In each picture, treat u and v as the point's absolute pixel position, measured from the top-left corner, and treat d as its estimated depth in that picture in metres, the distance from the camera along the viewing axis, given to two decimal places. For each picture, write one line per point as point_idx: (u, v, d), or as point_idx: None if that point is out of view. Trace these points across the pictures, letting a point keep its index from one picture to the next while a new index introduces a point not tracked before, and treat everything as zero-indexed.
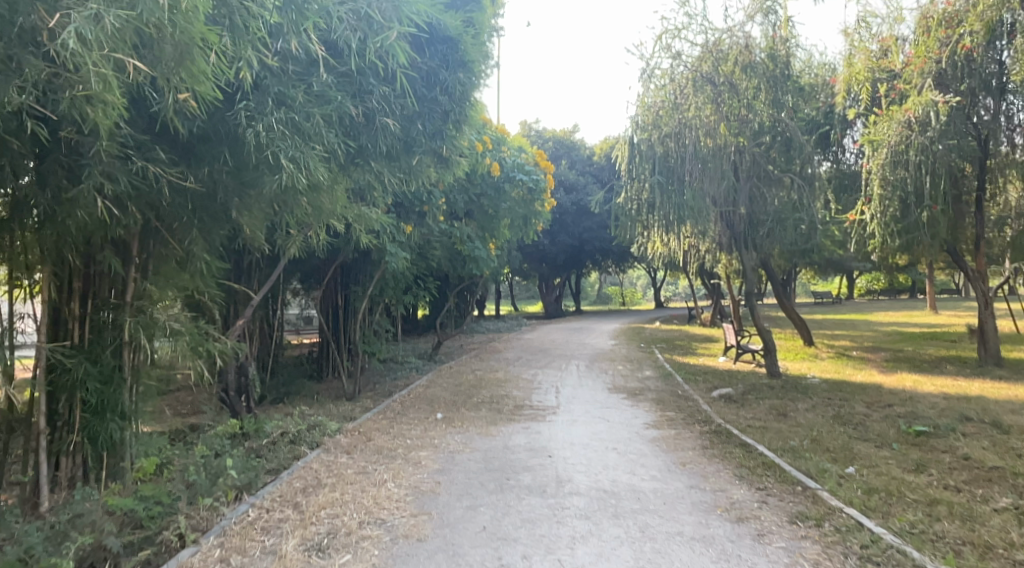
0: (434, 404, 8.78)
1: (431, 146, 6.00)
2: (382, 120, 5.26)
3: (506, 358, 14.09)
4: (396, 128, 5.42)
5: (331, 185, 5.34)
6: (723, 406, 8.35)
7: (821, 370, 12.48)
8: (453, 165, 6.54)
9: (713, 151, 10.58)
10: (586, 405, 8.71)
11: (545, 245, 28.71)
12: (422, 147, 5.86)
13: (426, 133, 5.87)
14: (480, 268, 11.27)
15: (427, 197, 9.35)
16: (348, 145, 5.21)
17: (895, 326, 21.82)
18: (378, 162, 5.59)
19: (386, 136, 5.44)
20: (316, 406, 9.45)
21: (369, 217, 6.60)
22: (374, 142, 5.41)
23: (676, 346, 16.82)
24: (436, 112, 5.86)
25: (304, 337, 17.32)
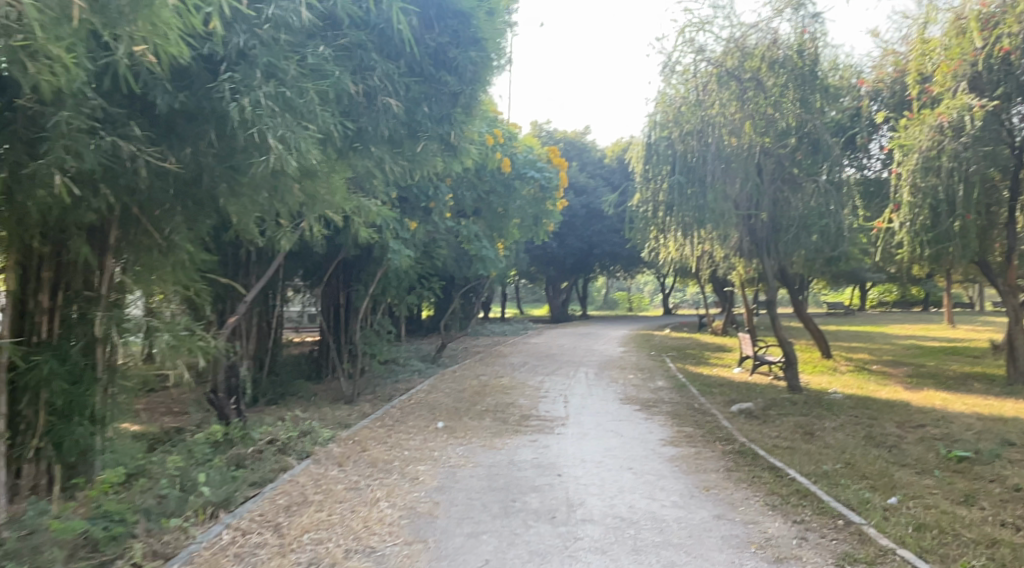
0: (435, 412, 8.26)
1: (438, 132, 5.52)
2: (383, 100, 4.78)
3: (512, 364, 13.57)
4: (399, 110, 4.94)
5: (327, 173, 4.85)
6: (744, 423, 7.80)
7: (842, 385, 11.90)
8: (462, 154, 6.05)
9: (739, 151, 10.08)
10: (597, 416, 8.19)
11: (554, 248, 28.18)
12: (427, 132, 5.38)
13: (433, 116, 5.38)
14: (487, 268, 10.76)
15: (434, 193, 8.86)
16: (346, 126, 4.73)
17: (913, 340, 21.17)
18: (380, 147, 5.11)
19: (388, 118, 4.97)
20: (312, 410, 8.94)
21: (369, 210, 6.12)
22: (375, 124, 4.93)
23: (688, 355, 16.26)
24: (443, 94, 5.37)
25: (304, 335, 16.85)
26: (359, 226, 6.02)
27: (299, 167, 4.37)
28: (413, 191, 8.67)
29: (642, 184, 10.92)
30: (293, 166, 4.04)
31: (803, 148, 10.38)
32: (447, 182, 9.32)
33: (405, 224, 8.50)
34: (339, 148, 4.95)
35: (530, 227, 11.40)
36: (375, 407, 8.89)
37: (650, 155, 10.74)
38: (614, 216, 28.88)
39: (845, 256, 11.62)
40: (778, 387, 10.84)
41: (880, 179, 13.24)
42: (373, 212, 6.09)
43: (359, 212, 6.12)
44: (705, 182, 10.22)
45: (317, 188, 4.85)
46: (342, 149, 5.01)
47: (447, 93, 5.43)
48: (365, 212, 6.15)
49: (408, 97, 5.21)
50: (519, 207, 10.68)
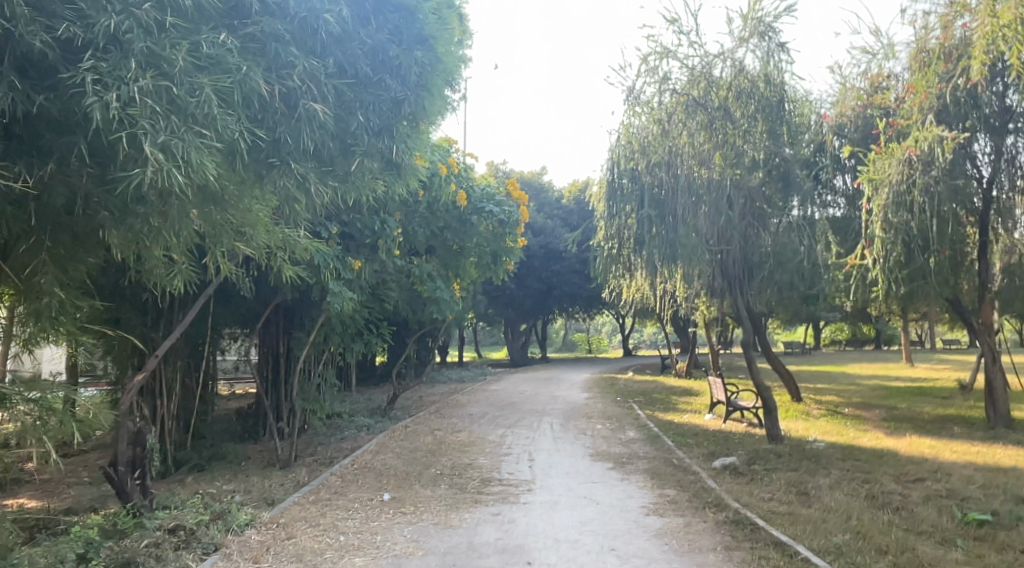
0: (382, 478, 7.19)
1: (377, 145, 4.71)
2: (305, 104, 3.98)
3: (469, 415, 12.53)
4: (326, 117, 4.11)
5: (238, 195, 3.95)
6: (732, 483, 6.94)
7: (821, 431, 11.23)
8: (406, 175, 5.24)
9: (709, 183, 9.47)
10: (567, 478, 7.24)
11: (512, 290, 27.43)
12: (363, 146, 4.59)
13: (369, 127, 4.61)
14: (442, 311, 9.83)
15: (381, 228, 7.93)
16: (258, 136, 3.89)
17: (878, 380, 20.85)
18: (304, 163, 4.26)
19: (314, 129, 4.14)
20: (239, 481, 7.78)
21: (298, 244, 5.20)
22: (297, 136, 4.10)
23: (655, 400, 15.47)
24: (382, 101, 4.65)
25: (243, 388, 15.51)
26: (284, 265, 5.08)
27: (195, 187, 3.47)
28: (354, 225, 7.73)
29: (607, 219, 10.22)
30: (180, 181, 3.13)
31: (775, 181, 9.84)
32: (396, 216, 8.44)
33: (348, 263, 7.52)
34: (252, 165, 4.07)
35: (489, 266, 10.51)
36: (313, 475, 7.78)
37: (615, 188, 10.06)
38: (572, 256, 28.33)
39: (819, 294, 11.06)
40: (756, 437, 10.10)
41: (847, 217, 12.43)
42: (301, 247, 5.17)
43: (285, 247, 5.20)
44: (676, 218, 9.57)
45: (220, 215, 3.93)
46: (257, 167, 4.12)
47: (387, 99, 4.68)
48: (292, 247, 5.24)
49: (338, 104, 4.41)
50: (475, 244, 9.83)
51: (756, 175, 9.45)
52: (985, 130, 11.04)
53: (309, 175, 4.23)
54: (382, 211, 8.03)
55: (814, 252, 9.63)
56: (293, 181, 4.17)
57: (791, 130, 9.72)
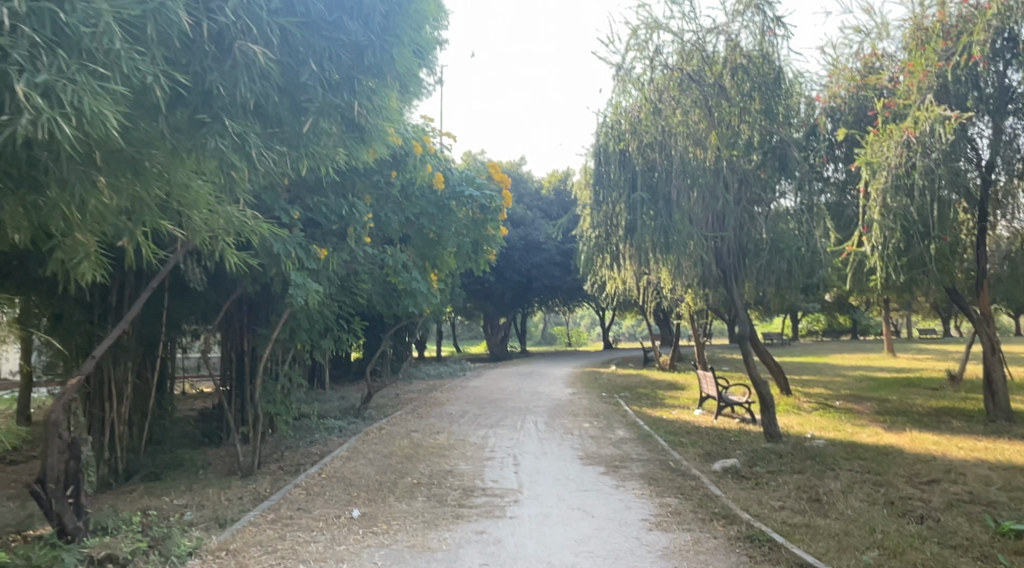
0: (351, 490, 6.49)
1: (332, 101, 4.48)
2: (239, 43, 3.66)
3: (448, 414, 11.82)
4: (267, 59, 3.78)
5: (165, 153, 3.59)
6: (736, 488, 6.39)
7: (818, 427, 10.71)
8: (372, 141, 4.97)
9: (706, 165, 8.77)
10: (557, 486, 6.61)
11: (492, 283, 26.74)
12: (314, 101, 4.34)
13: (321, 75, 4.34)
14: (418, 304, 9.12)
15: (350, 213, 7.15)
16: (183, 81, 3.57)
17: (864, 371, 20.52)
18: (243, 117, 3.92)
19: (252, 77, 3.80)
20: (194, 495, 7.03)
21: (244, 226, 4.59)
22: (231, 86, 3.73)
23: (642, 395, 14.91)
24: (338, 46, 4.42)
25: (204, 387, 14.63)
26: (231, 259, 4.42)
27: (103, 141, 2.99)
28: (318, 210, 6.98)
29: (593, 207, 9.49)
30: (68, 132, 2.67)
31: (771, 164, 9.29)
32: (366, 200, 7.70)
33: (312, 252, 6.79)
34: (179, 120, 3.64)
35: (470, 255, 9.76)
36: (276, 486, 7.06)
37: (602, 175, 9.33)
38: (553, 248, 27.69)
39: (816, 284, 10.52)
40: (753, 435, 9.55)
41: (842, 205, 11.88)
42: (248, 230, 4.56)
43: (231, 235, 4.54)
44: (669, 203, 8.88)
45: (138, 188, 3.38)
46: (185, 123, 3.68)
47: (346, 45, 4.46)
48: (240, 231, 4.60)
49: (284, 50, 4.16)
50: (454, 233, 9.07)
51: (753, 156, 9.00)
52: (986, 111, 10.57)
53: (247, 133, 3.84)
54: (350, 194, 7.28)
55: (813, 238, 9.07)
56: (227, 141, 3.72)
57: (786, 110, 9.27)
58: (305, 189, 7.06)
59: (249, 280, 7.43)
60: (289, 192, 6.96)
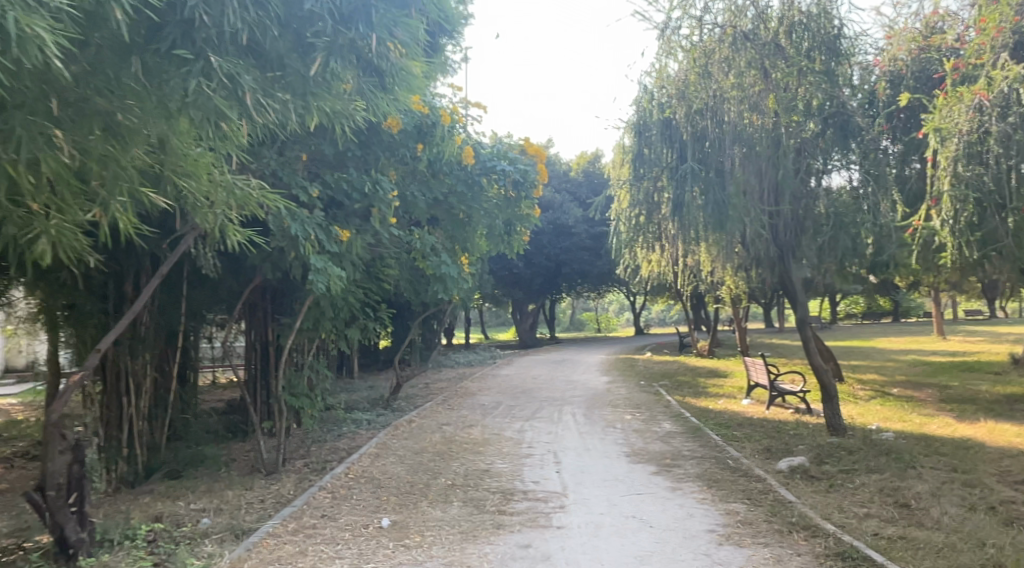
0: (380, 492, 5.93)
1: (346, 36, 3.97)
2: None
3: (480, 405, 11.23)
4: None
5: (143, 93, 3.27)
6: (808, 490, 5.73)
7: (881, 418, 9.90)
8: (397, 86, 4.62)
9: (763, 131, 7.97)
10: (605, 488, 5.97)
11: (520, 269, 26.12)
12: (322, 32, 3.90)
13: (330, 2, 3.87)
14: (448, 290, 8.46)
15: (373, 191, 6.51)
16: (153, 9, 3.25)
17: (915, 355, 19.43)
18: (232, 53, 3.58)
19: (242, 4, 3.47)
20: (212, 498, 6.54)
21: (247, 198, 4.08)
22: (216, 14, 3.39)
23: (683, 383, 14.17)
24: None
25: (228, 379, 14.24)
26: (234, 240, 3.89)
27: (35, 68, 2.67)
28: (338, 187, 6.40)
29: (632, 183, 8.79)
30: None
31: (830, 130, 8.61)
32: (391, 176, 7.02)
33: (333, 234, 6.21)
34: (154, 56, 3.37)
35: (502, 237, 9.12)
36: (299, 487, 6.53)
37: (641, 149, 8.69)
38: (583, 231, 26.94)
39: (878, 263, 9.66)
40: (812, 428, 8.79)
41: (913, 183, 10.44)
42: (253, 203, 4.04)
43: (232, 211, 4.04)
44: (721, 173, 8.15)
45: (97, 139, 3.00)
46: (166, 61, 3.41)
47: None
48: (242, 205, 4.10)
49: None
50: (485, 213, 8.42)
51: (812, 123, 8.18)
52: None
53: (238, 74, 3.45)
54: (375, 171, 6.65)
55: (879, 211, 8.21)
56: (213, 80, 3.36)
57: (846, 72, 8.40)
58: (323, 163, 6.49)
59: (266, 265, 6.88)
60: (307, 169, 6.38)
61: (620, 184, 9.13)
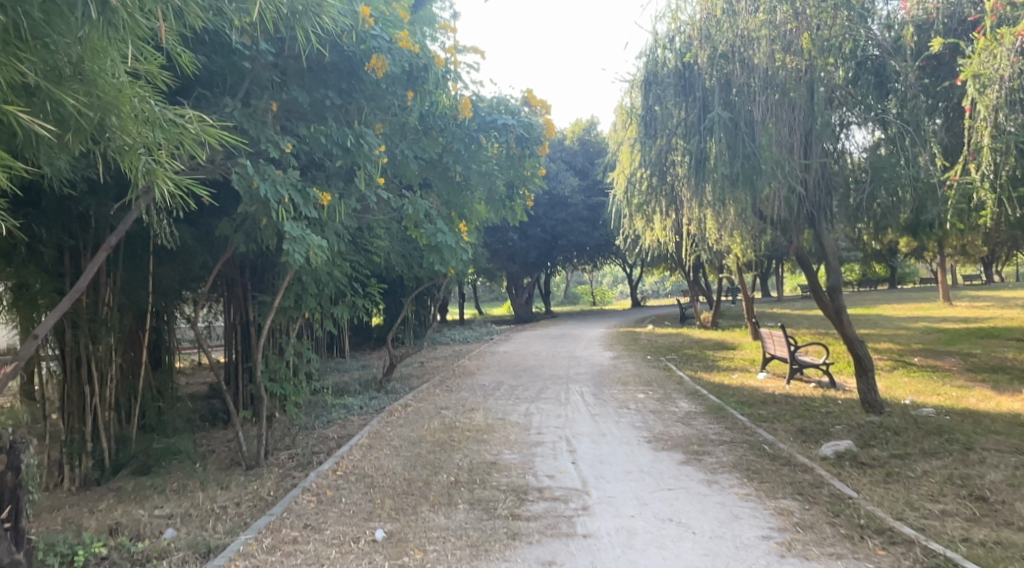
0: (374, 493, 5.16)
1: None
2: None
3: (481, 386, 10.47)
4: None
5: None
6: (865, 483, 5.00)
7: (913, 391, 9.18)
8: None
9: (795, 74, 7.12)
10: (632, 483, 5.22)
11: (515, 242, 25.28)
12: None
13: None
14: (445, 262, 7.27)
15: (356, 146, 5.52)
16: None
17: (927, 323, 18.76)
18: None
19: None
20: (182, 501, 5.74)
21: (183, 134, 3.43)
22: None
23: (692, 357, 13.46)
24: None
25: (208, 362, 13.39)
26: (164, 188, 3.25)
27: None
28: (315, 141, 5.43)
29: (643, 142, 7.98)
30: None
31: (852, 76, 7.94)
32: (378, 131, 6.01)
33: (311, 197, 5.35)
34: None
35: (503, 201, 8.30)
36: (280, 487, 5.74)
37: (654, 104, 7.86)
38: (579, 202, 26.10)
39: (915, 224, 8.87)
40: (844, 405, 8.06)
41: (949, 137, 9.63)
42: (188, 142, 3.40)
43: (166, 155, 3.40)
44: (752, 127, 7.13)
45: None
46: None
47: None
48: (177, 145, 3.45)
49: None
50: (483, 175, 7.54)
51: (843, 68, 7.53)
52: None
53: None
54: (357, 122, 5.65)
55: (920, 164, 7.39)
56: None
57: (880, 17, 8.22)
58: (298, 116, 5.61)
59: (237, 235, 6.03)
60: (279, 120, 5.50)
61: (624, 146, 8.36)
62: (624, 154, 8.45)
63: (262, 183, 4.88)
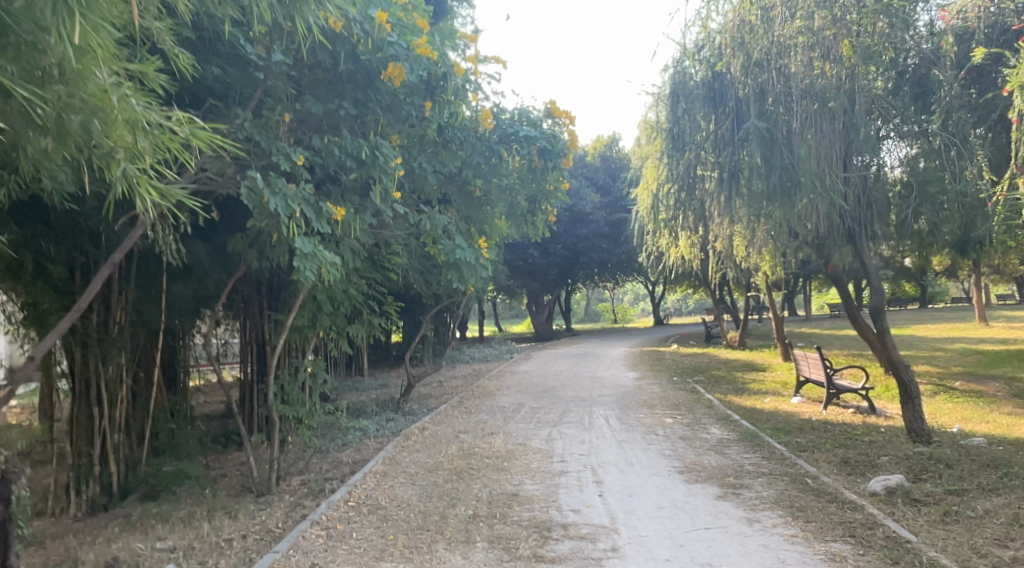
0: (387, 528, 4.82)
1: None
2: None
3: (501, 408, 10.11)
4: None
5: None
6: (922, 524, 4.53)
7: (959, 418, 8.64)
8: None
9: (836, 82, 6.74)
10: (664, 520, 4.83)
11: (536, 259, 24.97)
12: None
13: None
14: (464, 280, 6.86)
15: (374, 156, 5.28)
16: None
17: (964, 344, 18.04)
18: None
19: None
20: (186, 532, 5.45)
21: (171, 140, 3.08)
22: None
23: (720, 379, 12.99)
24: None
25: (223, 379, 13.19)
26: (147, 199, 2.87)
27: None
28: (329, 153, 5.19)
29: (671, 155, 7.69)
30: None
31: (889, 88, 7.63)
32: (395, 142, 5.76)
33: (324, 211, 5.07)
34: None
35: (525, 217, 8.01)
36: (289, 518, 5.42)
37: (680, 117, 7.62)
38: (601, 218, 25.75)
39: (960, 241, 8.41)
40: (888, 433, 7.57)
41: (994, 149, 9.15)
42: (177, 147, 3.03)
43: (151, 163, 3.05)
44: (789, 137, 6.79)
45: None
46: None
47: None
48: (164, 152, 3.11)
49: None
50: (505, 188, 7.37)
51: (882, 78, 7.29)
52: None
53: None
54: (372, 133, 5.40)
55: (967, 177, 6.96)
56: None
57: (920, 24, 7.72)
58: (312, 128, 5.39)
59: (249, 252, 5.78)
60: (292, 131, 5.28)
61: (650, 161, 8.10)
62: (648, 169, 8.20)
63: (271, 196, 4.62)
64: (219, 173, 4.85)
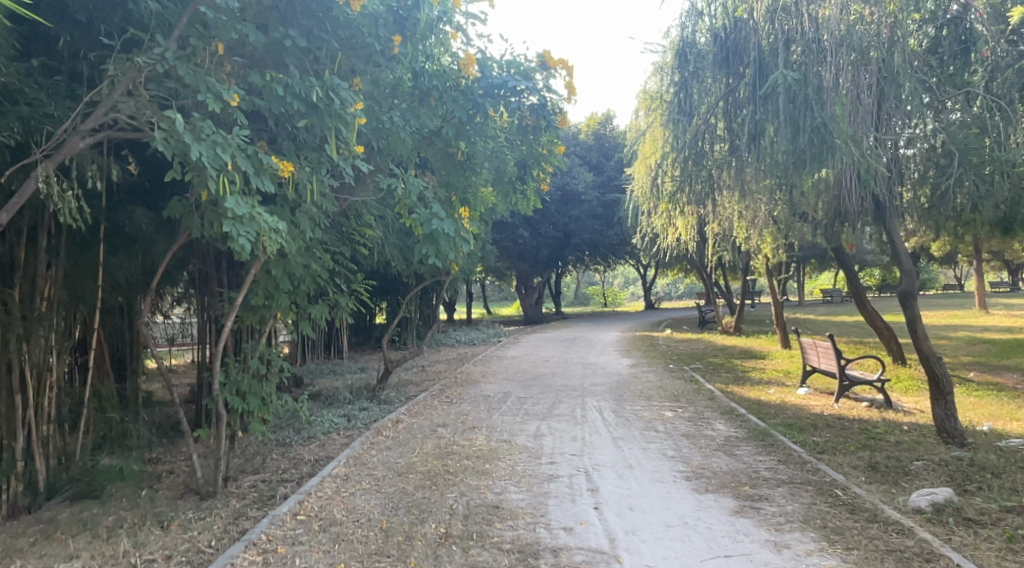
0: (338, 553, 3.96)
1: None
2: None
3: (485, 397, 9.26)
4: None
5: None
6: (990, 556, 3.72)
7: (987, 416, 7.88)
8: None
9: (874, 32, 5.94)
10: (675, 544, 4.00)
11: (526, 239, 24.02)
12: None
13: None
14: (442, 256, 5.95)
15: (329, 97, 4.37)
16: None
17: (970, 333, 17.32)
18: None
19: None
20: (103, 549, 4.56)
21: None
22: None
23: (720, 367, 12.21)
24: None
25: (184, 359, 12.19)
26: None
27: None
28: (272, 94, 4.28)
29: (678, 120, 6.81)
30: None
31: (925, 45, 6.79)
32: (358, 86, 4.89)
33: (266, 165, 4.19)
34: None
35: (514, 184, 7.15)
36: (226, 535, 4.54)
37: (691, 76, 6.79)
38: (594, 198, 24.81)
39: (996, 221, 7.59)
40: (915, 433, 6.79)
41: None
42: None
43: None
44: (821, 92, 5.87)
45: None
46: None
47: None
48: None
49: None
50: (491, 152, 6.44)
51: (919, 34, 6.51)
52: None
53: None
54: (327, 72, 4.47)
55: (1014, 144, 6.13)
56: None
57: None
58: (258, 65, 4.48)
59: (184, 215, 4.87)
60: (232, 68, 4.36)
61: (649, 135, 7.30)
62: (648, 143, 7.39)
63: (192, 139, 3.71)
64: (136, 115, 3.94)
